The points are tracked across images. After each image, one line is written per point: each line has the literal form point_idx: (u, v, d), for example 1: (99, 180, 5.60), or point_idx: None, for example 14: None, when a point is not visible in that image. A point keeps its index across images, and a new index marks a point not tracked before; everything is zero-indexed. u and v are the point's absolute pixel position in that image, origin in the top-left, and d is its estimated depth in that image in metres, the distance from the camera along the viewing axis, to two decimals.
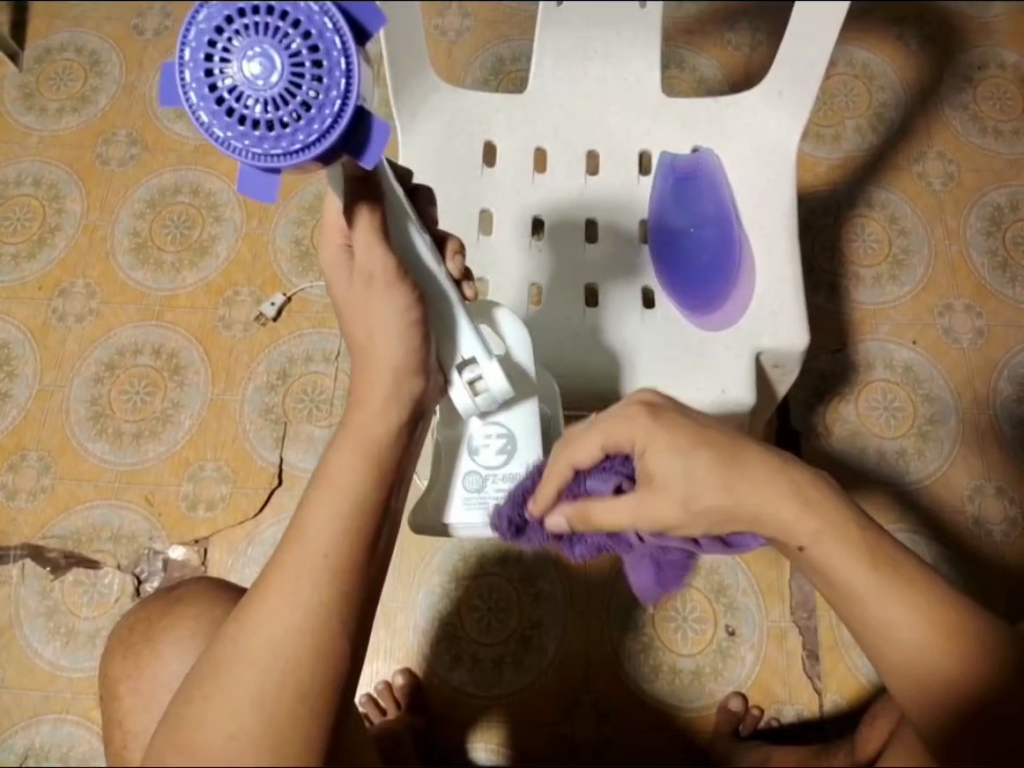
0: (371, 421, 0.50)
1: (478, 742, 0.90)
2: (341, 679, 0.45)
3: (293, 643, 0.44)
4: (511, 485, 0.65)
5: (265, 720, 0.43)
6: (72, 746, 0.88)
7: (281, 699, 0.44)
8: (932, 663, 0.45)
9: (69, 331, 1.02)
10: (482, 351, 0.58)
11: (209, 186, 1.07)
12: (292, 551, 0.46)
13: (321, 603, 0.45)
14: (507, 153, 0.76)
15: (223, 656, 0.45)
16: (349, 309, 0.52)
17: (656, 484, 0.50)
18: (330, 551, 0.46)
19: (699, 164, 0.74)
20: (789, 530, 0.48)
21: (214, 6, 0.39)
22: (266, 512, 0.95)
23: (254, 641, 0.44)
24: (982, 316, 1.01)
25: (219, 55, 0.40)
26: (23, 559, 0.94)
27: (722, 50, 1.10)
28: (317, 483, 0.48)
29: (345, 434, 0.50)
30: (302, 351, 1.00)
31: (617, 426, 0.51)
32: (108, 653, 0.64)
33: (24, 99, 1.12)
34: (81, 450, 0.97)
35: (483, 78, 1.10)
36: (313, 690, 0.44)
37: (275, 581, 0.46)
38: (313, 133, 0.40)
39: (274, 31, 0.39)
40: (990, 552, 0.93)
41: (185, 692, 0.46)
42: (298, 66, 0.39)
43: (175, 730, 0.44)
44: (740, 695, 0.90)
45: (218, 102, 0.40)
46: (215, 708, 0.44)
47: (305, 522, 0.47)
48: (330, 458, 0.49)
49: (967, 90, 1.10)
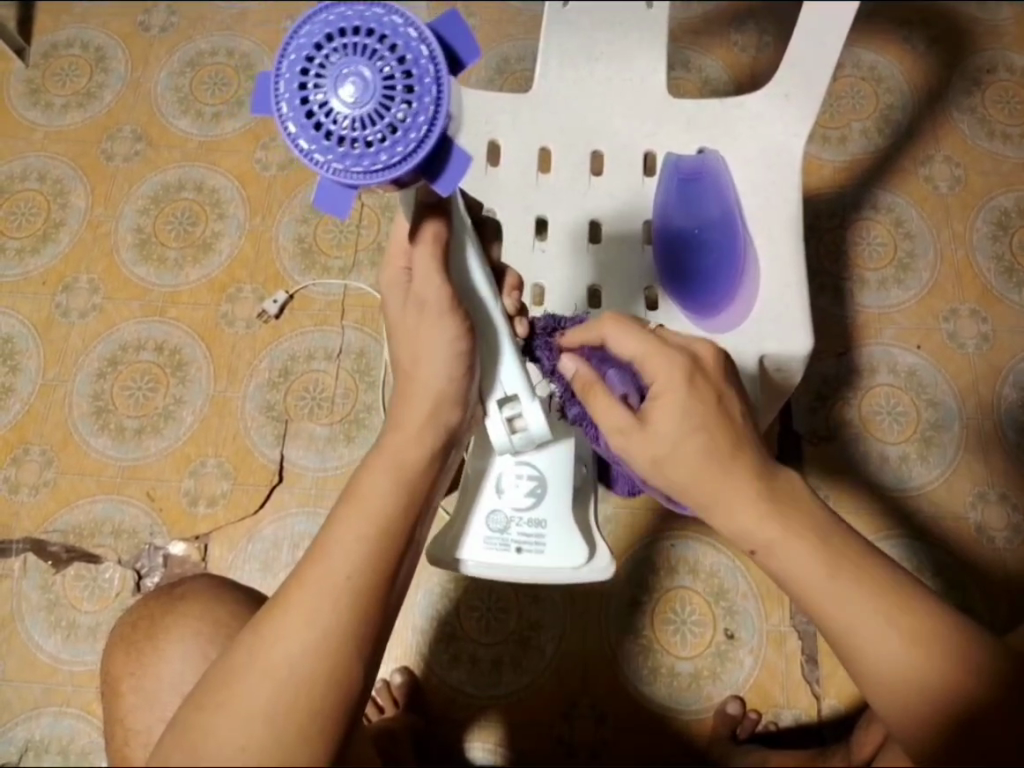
0: (406, 444, 0.50)
1: (476, 742, 0.90)
2: (352, 694, 0.45)
3: (307, 660, 0.44)
4: (533, 530, 0.65)
5: (277, 733, 0.43)
6: (72, 739, 0.88)
7: (293, 712, 0.43)
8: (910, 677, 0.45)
9: (73, 326, 1.02)
10: (524, 391, 0.58)
11: (212, 182, 1.07)
12: (313, 568, 0.46)
13: (342, 625, 0.45)
14: (511, 153, 0.75)
15: (234, 667, 0.45)
16: (401, 333, 0.53)
17: (648, 430, 0.50)
18: (352, 574, 0.46)
19: (705, 166, 0.74)
20: (748, 534, 0.48)
21: (315, 26, 0.40)
22: (266, 508, 0.95)
23: (268, 657, 0.44)
24: (987, 321, 1.00)
25: (315, 73, 0.40)
26: (25, 553, 0.94)
27: (727, 52, 1.10)
28: (345, 501, 0.49)
29: (378, 456, 0.50)
30: (304, 348, 1.00)
31: (655, 361, 0.52)
32: (109, 650, 0.64)
33: (30, 94, 1.12)
34: (84, 445, 0.98)
35: (488, 77, 1.09)
36: (326, 707, 0.44)
37: (295, 599, 0.46)
38: (397, 155, 0.40)
39: (370, 52, 0.39)
40: (991, 559, 0.92)
41: (193, 700, 0.45)
42: (391, 88, 0.39)
43: (183, 740, 0.44)
44: (738, 700, 0.89)
45: (309, 116, 0.40)
46: (225, 719, 0.43)
47: (328, 544, 0.47)
48: (360, 478, 0.50)
49: (976, 93, 1.09)
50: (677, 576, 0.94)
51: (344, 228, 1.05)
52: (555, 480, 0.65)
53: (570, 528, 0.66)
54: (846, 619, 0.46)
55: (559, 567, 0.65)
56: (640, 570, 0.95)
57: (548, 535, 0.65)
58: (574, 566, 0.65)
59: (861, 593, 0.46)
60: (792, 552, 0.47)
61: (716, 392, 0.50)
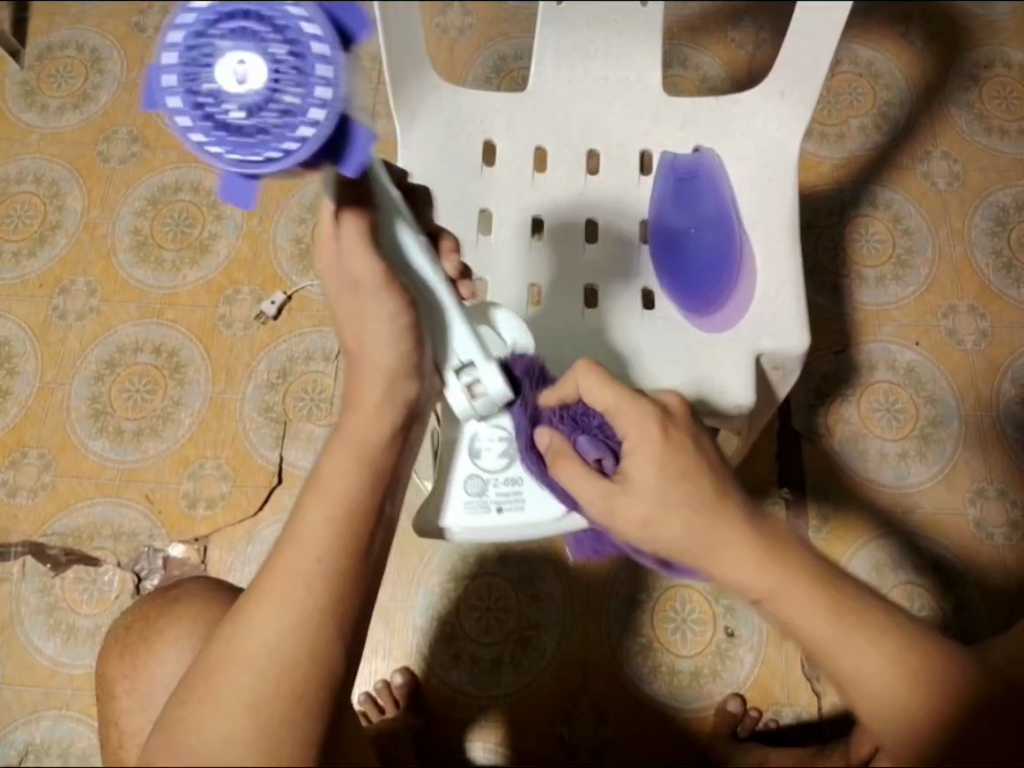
0: (365, 422, 0.50)
1: (476, 742, 0.90)
2: (335, 681, 0.45)
3: (285, 646, 0.44)
4: (510, 487, 0.65)
5: (263, 722, 0.43)
6: (72, 742, 0.88)
7: (278, 700, 0.43)
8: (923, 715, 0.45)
9: (70, 329, 1.02)
10: (480, 355, 0.58)
11: (209, 183, 1.07)
12: (287, 555, 0.46)
13: (316, 607, 0.45)
14: (507, 152, 0.75)
15: (215, 661, 0.45)
16: (343, 314, 0.51)
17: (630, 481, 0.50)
18: (323, 556, 0.46)
19: (700, 163, 0.74)
20: (750, 587, 0.47)
21: (199, 6, 0.37)
22: (266, 510, 0.95)
23: (247, 647, 0.44)
24: (986, 318, 1.00)
25: (196, 56, 0.37)
26: (24, 556, 0.94)
27: (725, 49, 1.09)
28: (309, 485, 0.49)
29: (338, 438, 0.50)
30: (303, 350, 1.00)
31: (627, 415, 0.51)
32: (105, 653, 0.64)
33: (25, 96, 1.11)
34: (82, 447, 0.98)
35: (485, 76, 1.09)
36: (309, 691, 0.44)
37: (268, 590, 0.45)
38: (288, 143, 0.38)
39: (254, 34, 0.37)
40: (991, 555, 0.92)
41: (179, 695, 0.45)
42: (278, 71, 0.37)
43: (170, 740, 0.44)
44: (739, 697, 0.89)
45: (192, 105, 0.38)
46: (211, 712, 0.43)
47: (298, 528, 0.47)
48: (324, 463, 0.49)
49: (973, 89, 1.09)
50: None
51: None
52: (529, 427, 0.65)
53: (544, 482, 0.65)
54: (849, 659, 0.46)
55: (539, 521, 0.65)
56: (637, 569, 0.95)
57: (525, 492, 0.65)
58: (554, 517, 0.64)
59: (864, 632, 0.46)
60: (801, 606, 0.46)
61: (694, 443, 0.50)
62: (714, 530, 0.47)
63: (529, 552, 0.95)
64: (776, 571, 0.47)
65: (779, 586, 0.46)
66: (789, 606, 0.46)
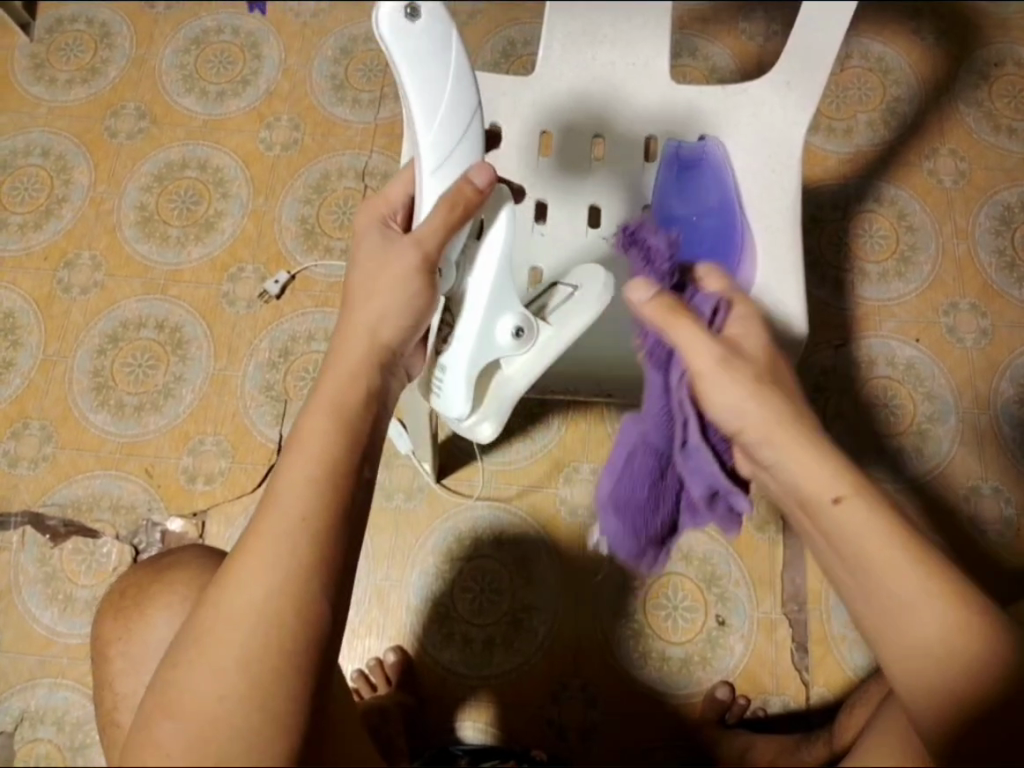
0: (343, 383, 0.51)
1: (465, 721, 0.91)
2: (322, 641, 0.46)
3: (271, 604, 0.45)
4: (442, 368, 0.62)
5: (249, 679, 0.43)
6: (67, 710, 0.89)
7: (266, 659, 0.44)
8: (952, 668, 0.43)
9: (74, 302, 1.03)
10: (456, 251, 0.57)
11: (216, 162, 1.08)
12: (270, 518, 0.46)
13: (301, 567, 0.45)
14: (512, 134, 0.75)
15: (206, 622, 0.45)
16: (358, 282, 0.54)
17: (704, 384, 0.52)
18: (305, 514, 0.46)
19: (705, 152, 0.73)
20: (822, 483, 0.47)
21: None
22: (263, 487, 0.96)
23: (237, 608, 0.45)
24: (987, 316, 1.00)
25: None
26: (23, 526, 0.95)
27: (735, 40, 1.09)
28: (289, 449, 0.49)
29: (315, 401, 0.50)
30: (305, 329, 1.01)
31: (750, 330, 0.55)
32: (102, 612, 0.65)
33: (35, 69, 1.12)
34: (83, 420, 0.98)
35: (494, 61, 1.09)
36: (301, 653, 0.45)
37: (256, 549, 0.46)
38: None
39: None
40: (984, 552, 0.92)
41: (169, 660, 0.46)
42: None
43: (161, 699, 0.44)
44: (727, 685, 0.90)
45: None
46: (199, 671, 0.44)
47: (279, 492, 0.47)
48: (302, 424, 0.50)
49: (983, 88, 1.09)
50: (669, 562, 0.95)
51: (347, 209, 1.05)
52: (459, 331, 0.60)
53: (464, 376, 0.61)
54: (884, 577, 0.45)
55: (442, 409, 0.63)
56: None
57: (447, 380, 0.62)
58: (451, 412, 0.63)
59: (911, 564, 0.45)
60: (861, 515, 0.46)
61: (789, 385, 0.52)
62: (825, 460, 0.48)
63: (522, 536, 0.96)
64: (882, 522, 0.46)
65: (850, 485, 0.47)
66: (879, 553, 0.45)
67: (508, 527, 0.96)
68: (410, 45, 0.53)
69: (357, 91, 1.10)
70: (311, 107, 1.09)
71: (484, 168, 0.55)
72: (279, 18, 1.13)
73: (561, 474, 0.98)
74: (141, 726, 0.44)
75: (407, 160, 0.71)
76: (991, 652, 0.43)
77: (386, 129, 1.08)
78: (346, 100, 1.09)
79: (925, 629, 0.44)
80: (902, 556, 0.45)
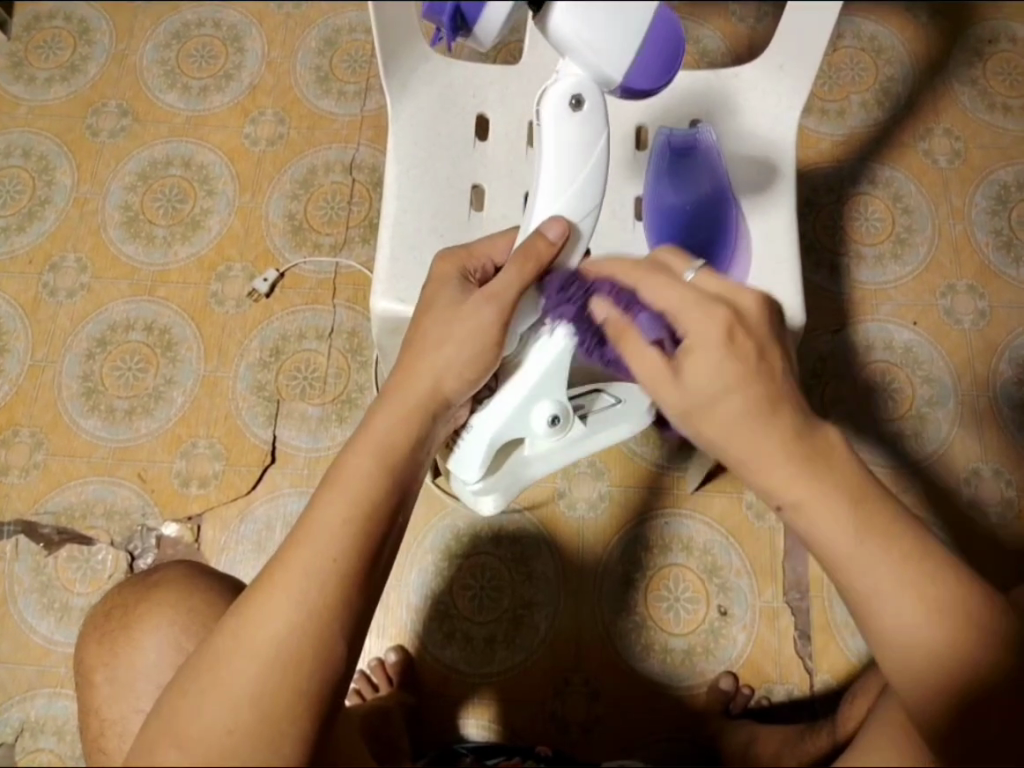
0: (393, 426, 0.51)
1: (468, 718, 0.91)
2: (335, 677, 0.45)
3: (292, 639, 0.44)
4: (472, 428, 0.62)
5: (263, 714, 0.43)
6: (67, 719, 0.88)
7: (280, 695, 0.43)
8: (924, 650, 0.42)
9: (61, 306, 1.01)
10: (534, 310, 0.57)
11: (200, 158, 1.06)
12: (301, 549, 0.46)
13: (326, 604, 0.45)
14: (499, 127, 0.72)
15: (220, 649, 0.45)
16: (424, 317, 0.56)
17: (680, 378, 0.48)
18: (338, 554, 0.46)
19: (698, 140, 0.71)
20: (776, 490, 0.45)
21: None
22: (258, 489, 0.95)
23: (254, 640, 0.44)
24: (984, 297, 0.99)
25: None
26: (16, 535, 0.94)
27: (725, 22, 1.08)
28: (330, 484, 0.49)
29: (364, 438, 0.51)
30: (296, 328, 0.99)
31: (692, 309, 0.48)
32: (84, 638, 0.64)
33: (12, 68, 1.10)
34: (73, 426, 0.97)
35: (481, 50, 1.07)
36: (313, 687, 0.44)
37: (281, 581, 0.45)
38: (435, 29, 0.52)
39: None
40: (985, 535, 0.92)
41: (178, 682, 0.45)
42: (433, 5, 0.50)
43: (167, 722, 0.44)
44: (731, 675, 0.90)
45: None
46: (211, 696, 0.43)
47: (313, 523, 0.47)
48: (344, 460, 0.50)
49: (977, 65, 1.07)
50: (669, 554, 0.94)
51: (335, 204, 1.04)
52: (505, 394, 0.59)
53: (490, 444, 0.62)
54: (859, 567, 0.44)
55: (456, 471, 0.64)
56: (631, 547, 0.95)
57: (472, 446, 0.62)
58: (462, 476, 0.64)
59: (889, 553, 0.43)
60: (824, 518, 0.44)
61: (754, 356, 0.47)
62: (780, 451, 0.45)
63: (520, 531, 0.95)
64: (842, 507, 0.44)
65: (807, 497, 0.45)
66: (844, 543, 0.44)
67: (508, 523, 0.96)
68: (561, 137, 0.54)
69: (342, 84, 1.08)
70: (295, 100, 1.08)
71: (558, 225, 0.54)
72: (261, 10, 1.11)
73: (560, 469, 0.97)
74: (144, 750, 0.43)
75: (391, 157, 0.69)
76: (970, 614, 0.43)
77: (372, 120, 1.06)
78: (331, 92, 1.08)
79: (897, 620, 0.43)
80: (872, 540, 0.44)
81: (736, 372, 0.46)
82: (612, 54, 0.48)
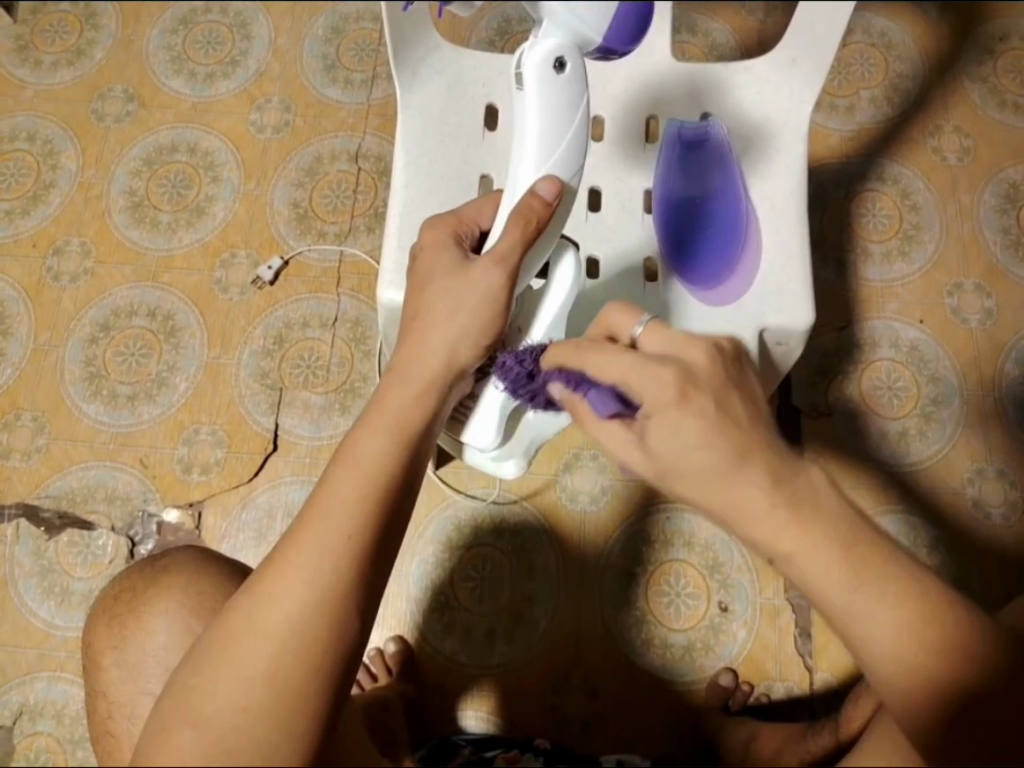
0: (403, 407, 0.52)
1: (467, 710, 0.91)
2: (348, 655, 0.45)
3: (307, 617, 0.44)
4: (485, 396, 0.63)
5: (277, 692, 0.43)
6: (66, 704, 0.88)
7: (298, 670, 0.43)
8: (906, 664, 0.41)
9: (64, 291, 1.01)
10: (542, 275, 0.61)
11: (206, 145, 1.06)
12: (316, 525, 0.46)
13: (342, 582, 0.45)
14: (508, 115, 0.71)
15: (235, 626, 0.45)
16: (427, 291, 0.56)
17: (647, 448, 0.44)
18: (354, 531, 0.46)
19: (708, 133, 0.72)
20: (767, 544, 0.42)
21: None
22: (260, 477, 0.94)
23: (269, 618, 0.44)
24: (992, 297, 0.99)
25: None
26: (18, 518, 0.93)
27: (735, 15, 1.07)
28: (343, 461, 0.49)
29: (376, 416, 0.51)
30: (299, 316, 0.99)
31: (642, 375, 0.44)
32: (94, 619, 0.64)
33: (19, 51, 1.09)
34: (75, 411, 0.97)
35: (490, 39, 1.07)
36: (328, 664, 0.44)
37: (295, 558, 0.45)
38: None
39: None
40: (988, 536, 0.91)
41: (192, 658, 0.45)
42: None
43: (182, 698, 0.44)
44: (730, 672, 0.89)
45: None
46: (225, 675, 0.43)
47: (326, 500, 0.47)
48: (354, 438, 0.50)
49: (988, 63, 1.07)
50: (671, 548, 0.94)
51: (341, 192, 1.03)
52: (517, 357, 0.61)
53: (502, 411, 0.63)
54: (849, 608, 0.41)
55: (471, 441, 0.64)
56: (632, 544, 0.94)
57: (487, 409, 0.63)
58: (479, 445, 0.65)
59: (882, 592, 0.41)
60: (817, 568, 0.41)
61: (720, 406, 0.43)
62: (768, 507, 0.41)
63: (521, 524, 0.95)
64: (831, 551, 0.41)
65: (801, 550, 0.41)
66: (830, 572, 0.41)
67: (509, 515, 0.95)
68: (550, 97, 0.53)
69: (349, 72, 1.07)
70: (302, 88, 1.07)
71: (549, 185, 0.54)
72: None
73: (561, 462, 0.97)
74: (157, 728, 0.43)
75: (400, 145, 0.69)
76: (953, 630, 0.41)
77: (379, 109, 1.06)
78: (338, 80, 1.07)
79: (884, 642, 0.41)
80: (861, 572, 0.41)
81: (700, 428, 0.42)
82: (587, 14, 0.48)
